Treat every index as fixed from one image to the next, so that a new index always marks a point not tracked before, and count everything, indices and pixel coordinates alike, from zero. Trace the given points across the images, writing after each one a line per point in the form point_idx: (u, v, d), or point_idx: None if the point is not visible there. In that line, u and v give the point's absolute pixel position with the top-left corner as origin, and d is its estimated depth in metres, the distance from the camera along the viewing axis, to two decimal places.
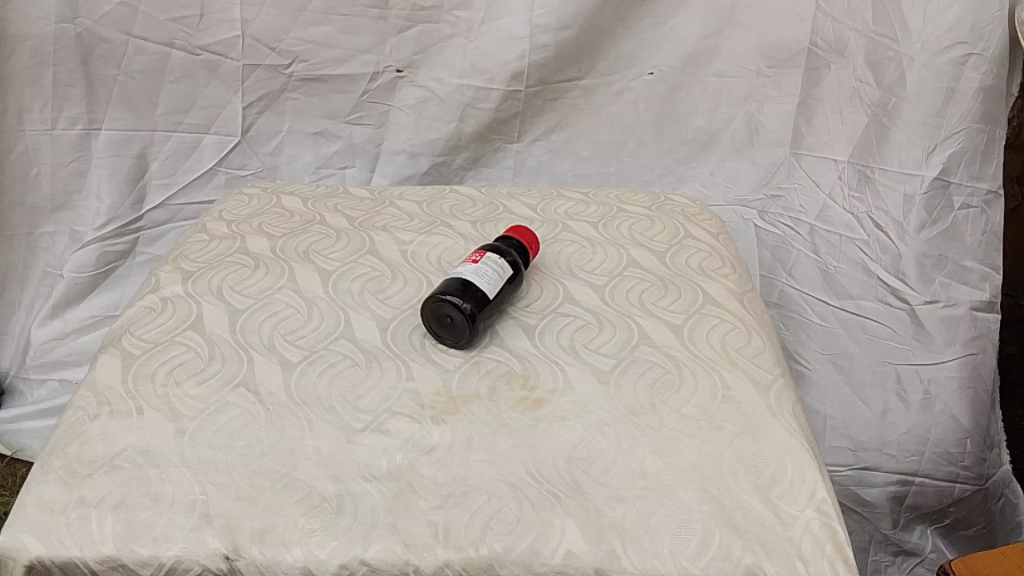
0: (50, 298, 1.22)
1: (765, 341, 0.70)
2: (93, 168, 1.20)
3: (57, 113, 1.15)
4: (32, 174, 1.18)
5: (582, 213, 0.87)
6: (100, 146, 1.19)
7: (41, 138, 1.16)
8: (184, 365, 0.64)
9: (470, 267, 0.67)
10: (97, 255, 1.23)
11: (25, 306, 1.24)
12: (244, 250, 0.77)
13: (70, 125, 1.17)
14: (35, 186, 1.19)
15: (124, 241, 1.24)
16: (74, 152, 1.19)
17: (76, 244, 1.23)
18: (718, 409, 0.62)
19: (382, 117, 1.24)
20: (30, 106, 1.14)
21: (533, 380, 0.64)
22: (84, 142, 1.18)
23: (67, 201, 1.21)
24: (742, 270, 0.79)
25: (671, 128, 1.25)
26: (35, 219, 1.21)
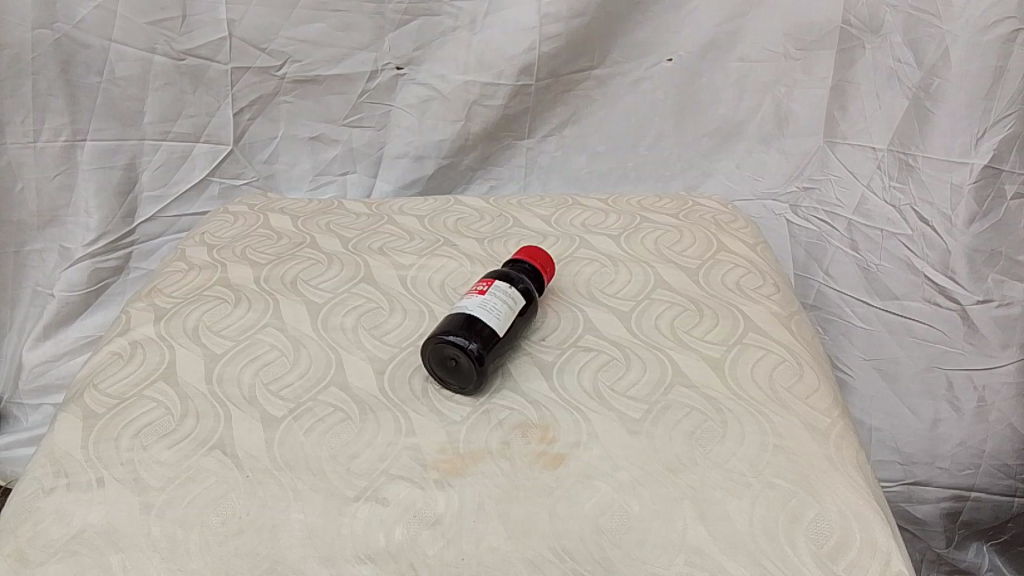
0: (40, 321, 1.16)
1: (819, 374, 0.60)
2: (79, 182, 1.12)
3: (40, 124, 1.07)
4: (17, 190, 1.10)
5: (602, 223, 0.79)
6: (85, 158, 1.11)
7: (25, 151, 1.08)
8: (152, 425, 0.56)
9: (477, 300, 0.58)
10: (88, 274, 1.15)
11: (17, 328, 1.17)
12: (225, 281, 0.69)
13: (53, 137, 1.08)
14: (21, 202, 1.11)
15: (117, 257, 1.17)
16: (58, 165, 1.10)
17: (65, 261, 1.15)
18: (770, 463, 0.53)
19: (383, 118, 1.16)
20: (11, 119, 1.06)
21: (552, 431, 0.55)
22: (69, 154, 1.10)
23: (55, 217, 1.13)
24: (785, 286, 0.70)
25: (693, 119, 1.15)
26: (22, 236, 1.13)
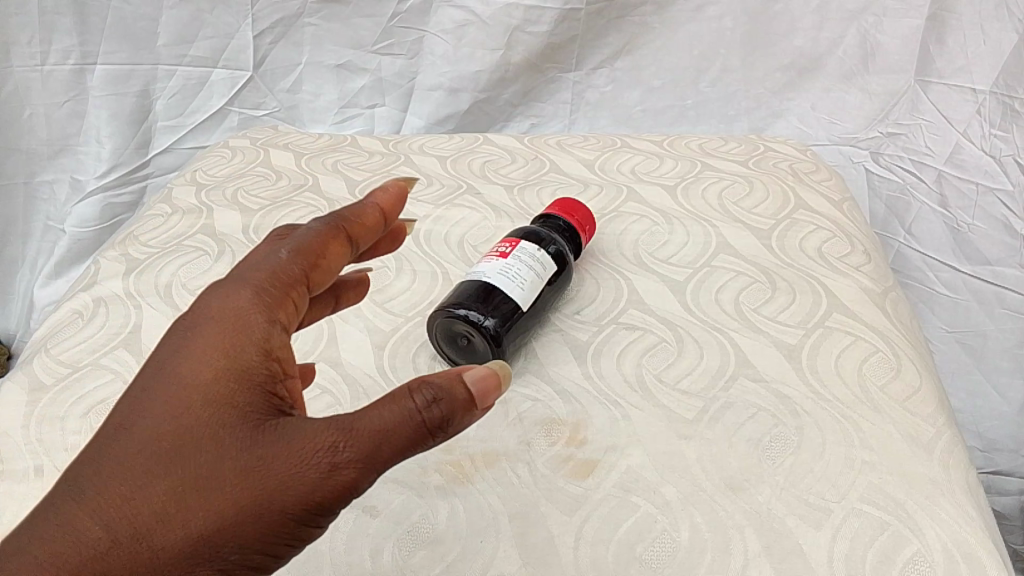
0: (52, 256, 1.02)
1: (920, 370, 0.49)
2: (90, 110, 0.98)
3: (46, 46, 0.93)
4: (25, 117, 0.96)
5: (655, 170, 0.67)
6: (96, 83, 0.97)
7: (31, 75, 0.94)
8: (107, 403, 0.46)
9: (496, 265, 0.47)
10: (102, 208, 1.01)
11: (28, 263, 1.03)
12: (209, 230, 0.59)
13: (62, 60, 0.94)
14: (29, 129, 0.97)
15: (132, 190, 1.02)
16: (69, 90, 0.96)
17: (77, 194, 1.02)
18: (856, 484, 0.42)
19: (415, 45, 1.01)
20: (16, 38, 0.91)
21: (582, 430, 0.45)
22: (78, 80, 0.96)
23: (66, 146, 1.00)
24: (877, 255, 0.58)
25: (763, 51, 1.00)
26: (31, 166, 0.99)
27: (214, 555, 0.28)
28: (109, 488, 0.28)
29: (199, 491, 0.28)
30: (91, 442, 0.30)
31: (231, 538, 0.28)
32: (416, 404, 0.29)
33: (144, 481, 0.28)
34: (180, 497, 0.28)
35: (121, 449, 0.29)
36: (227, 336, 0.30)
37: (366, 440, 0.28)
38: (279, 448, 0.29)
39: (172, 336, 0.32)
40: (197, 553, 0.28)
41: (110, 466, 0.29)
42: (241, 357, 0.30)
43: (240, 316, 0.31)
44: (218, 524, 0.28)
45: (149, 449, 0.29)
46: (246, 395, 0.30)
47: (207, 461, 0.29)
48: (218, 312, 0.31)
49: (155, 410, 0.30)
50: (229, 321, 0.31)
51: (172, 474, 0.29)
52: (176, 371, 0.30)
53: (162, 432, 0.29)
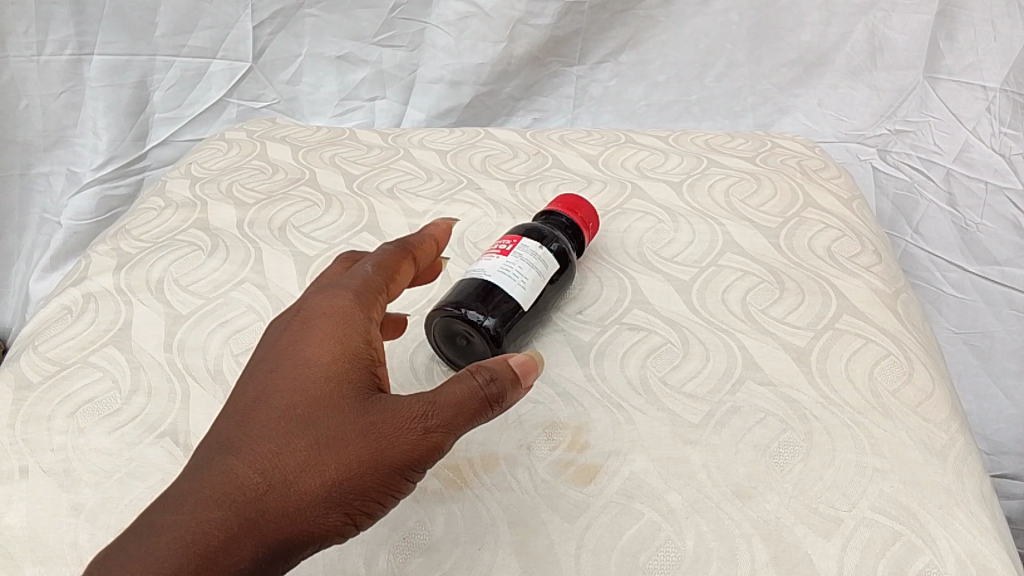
0: (48, 249, 1.00)
1: (933, 375, 0.47)
2: (87, 102, 0.97)
3: (43, 36, 0.91)
4: (21, 108, 0.94)
5: (661, 166, 0.65)
6: (93, 74, 0.95)
7: (27, 66, 0.92)
8: (93, 402, 0.45)
9: (496, 263, 0.46)
10: (98, 202, 1.00)
11: (25, 257, 1.01)
12: (204, 224, 0.58)
13: (58, 50, 0.93)
14: (26, 121, 0.96)
15: (128, 183, 1.01)
16: (66, 81, 0.95)
17: (73, 186, 1.00)
18: (867, 493, 0.41)
19: (417, 37, 1.00)
20: (12, 28, 0.90)
21: (584, 434, 0.43)
22: (75, 70, 0.95)
23: (63, 138, 0.98)
24: (888, 255, 0.56)
25: (770, 46, 0.98)
26: (28, 158, 0.98)
27: (342, 503, 0.33)
28: (255, 447, 0.33)
29: (328, 449, 0.33)
30: (231, 415, 0.35)
31: (355, 487, 0.33)
32: (477, 381, 0.35)
33: (282, 440, 0.34)
34: (314, 454, 0.33)
35: (259, 418, 0.34)
36: (339, 327, 0.37)
37: (449, 407, 0.34)
38: (386, 416, 0.34)
39: (287, 331, 0.38)
40: (329, 500, 0.33)
41: (252, 432, 0.34)
42: (353, 342, 0.36)
43: (349, 312, 0.37)
44: (345, 476, 0.33)
45: (281, 419, 0.34)
46: (358, 373, 0.36)
47: (332, 425, 0.34)
48: (331, 310, 0.38)
49: (284, 388, 0.35)
50: (339, 315, 0.37)
51: (306, 435, 0.34)
52: (299, 355, 0.36)
53: (291, 404, 0.34)
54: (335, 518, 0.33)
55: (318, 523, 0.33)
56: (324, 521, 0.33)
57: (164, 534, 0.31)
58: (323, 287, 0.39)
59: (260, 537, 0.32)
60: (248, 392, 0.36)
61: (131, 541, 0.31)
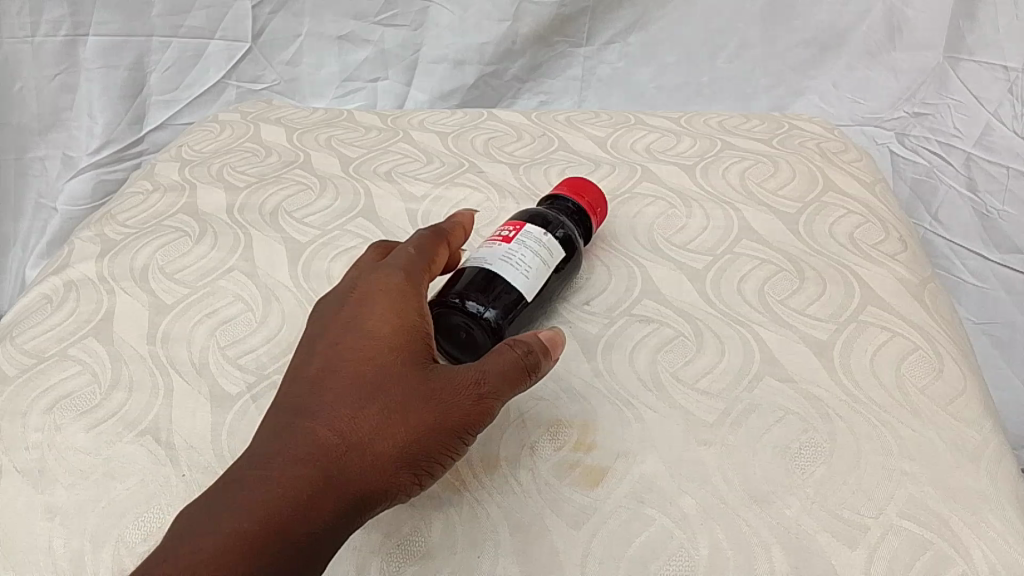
0: (45, 235, 0.97)
1: (963, 370, 0.44)
2: (82, 84, 0.93)
3: (36, 16, 0.87)
4: (15, 90, 0.90)
5: (672, 148, 0.62)
6: (88, 56, 0.91)
7: (21, 47, 0.88)
8: (71, 398, 0.43)
9: (497, 251, 0.43)
10: (91, 186, 0.97)
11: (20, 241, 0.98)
12: (192, 209, 0.55)
13: (52, 31, 0.88)
14: (20, 104, 0.91)
15: (125, 167, 0.98)
16: (60, 63, 0.91)
17: (68, 170, 0.97)
18: (895, 498, 0.38)
19: (420, 15, 0.96)
20: (5, 7, 0.85)
21: (592, 433, 0.41)
22: (69, 52, 0.90)
23: (58, 121, 0.94)
24: (913, 241, 0.53)
25: (785, 26, 0.94)
26: (22, 141, 0.93)
27: (412, 463, 0.34)
28: (327, 413, 0.34)
29: (397, 412, 0.34)
30: (299, 383, 0.36)
31: (424, 449, 0.35)
32: (517, 352, 0.37)
33: (354, 403, 0.35)
34: (384, 417, 0.34)
35: (327, 387, 0.35)
36: (395, 301, 0.38)
37: (499, 373, 0.36)
38: (445, 381, 0.35)
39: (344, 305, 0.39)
40: (400, 460, 0.34)
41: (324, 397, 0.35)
42: (409, 314, 0.37)
43: (403, 286, 0.39)
44: (413, 437, 0.34)
45: (350, 383, 0.35)
46: (416, 343, 0.37)
47: (399, 390, 0.35)
48: (384, 286, 0.39)
49: (349, 355, 0.36)
50: (393, 291, 0.38)
51: (375, 400, 0.35)
52: (361, 326, 0.37)
53: (358, 371, 0.36)
54: (406, 478, 0.34)
55: (390, 482, 0.34)
56: (395, 481, 0.34)
57: (251, 494, 0.31)
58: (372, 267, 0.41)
59: (341, 495, 0.33)
60: (311, 365, 0.37)
61: (219, 502, 0.31)
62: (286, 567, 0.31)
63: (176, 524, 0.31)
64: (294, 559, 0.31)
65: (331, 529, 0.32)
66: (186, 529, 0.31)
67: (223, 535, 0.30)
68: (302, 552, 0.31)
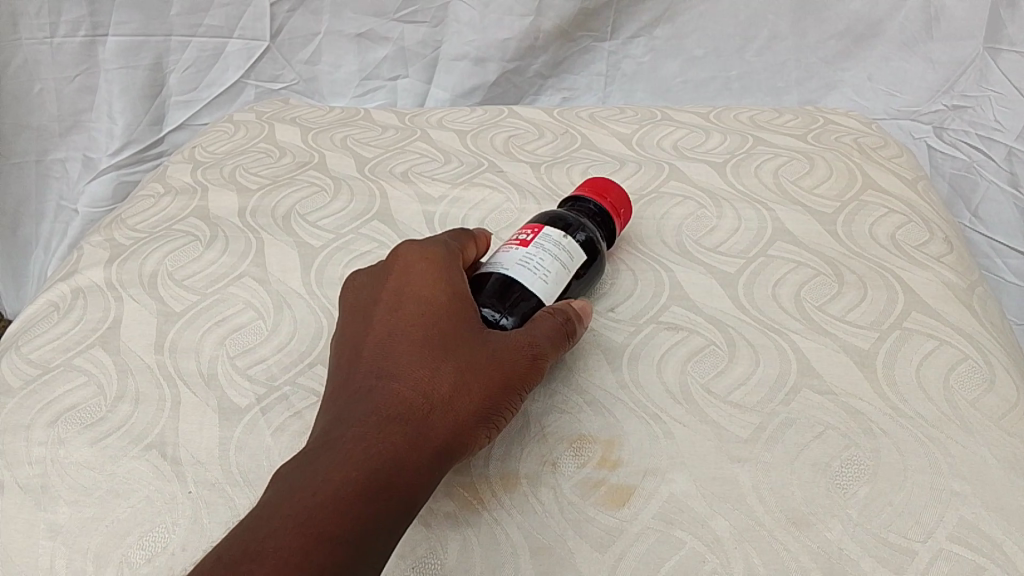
0: (65, 239, 0.96)
1: (1016, 382, 0.41)
2: (102, 84, 0.92)
3: (55, 17, 0.86)
4: (35, 92, 0.89)
5: (701, 146, 0.60)
6: (107, 56, 0.90)
7: (40, 48, 0.87)
8: (77, 410, 0.41)
9: (514, 256, 0.40)
10: (114, 187, 0.96)
11: (42, 244, 0.97)
12: (203, 213, 0.54)
13: (72, 32, 0.87)
14: (40, 106, 0.91)
15: (144, 170, 0.96)
16: (79, 64, 0.90)
17: (89, 172, 0.96)
18: (945, 521, 0.35)
19: (440, 12, 0.94)
20: (23, 8, 0.84)
21: (618, 449, 0.38)
22: (89, 52, 0.89)
23: (78, 122, 0.93)
24: (958, 242, 0.50)
25: (818, 17, 0.91)
26: (42, 144, 0.93)
27: (486, 419, 0.34)
28: (400, 375, 0.34)
29: (469, 369, 0.34)
30: (367, 351, 0.36)
31: (497, 405, 0.35)
32: (558, 319, 0.37)
33: (429, 363, 0.34)
34: (457, 375, 0.34)
35: (395, 351, 0.35)
36: (444, 270, 0.38)
37: (547, 336, 0.37)
38: (507, 340, 0.36)
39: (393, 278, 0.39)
40: (478, 416, 0.34)
41: (398, 360, 0.35)
42: (459, 282, 0.38)
43: (447, 258, 0.39)
44: (486, 393, 0.34)
45: (420, 346, 0.35)
46: (472, 307, 0.37)
47: (465, 349, 0.35)
48: (431, 257, 0.39)
49: (412, 321, 0.36)
50: (440, 260, 0.39)
51: (445, 359, 0.35)
52: (417, 294, 0.37)
53: (425, 334, 0.35)
54: (483, 434, 0.34)
55: (471, 437, 0.34)
56: (474, 437, 0.34)
57: (347, 452, 0.31)
58: (410, 243, 0.41)
59: (430, 450, 0.32)
60: (372, 333, 0.36)
61: (314, 462, 0.31)
62: (387, 521, 0.30)
63: (271, 488, 0.31)
64: (395, 513, 0.30)
65: (425, 483, 0.32)
66: (284, 490, 0.30)
67: (334, 489, 0.29)
68: (400, 507, 0.31)
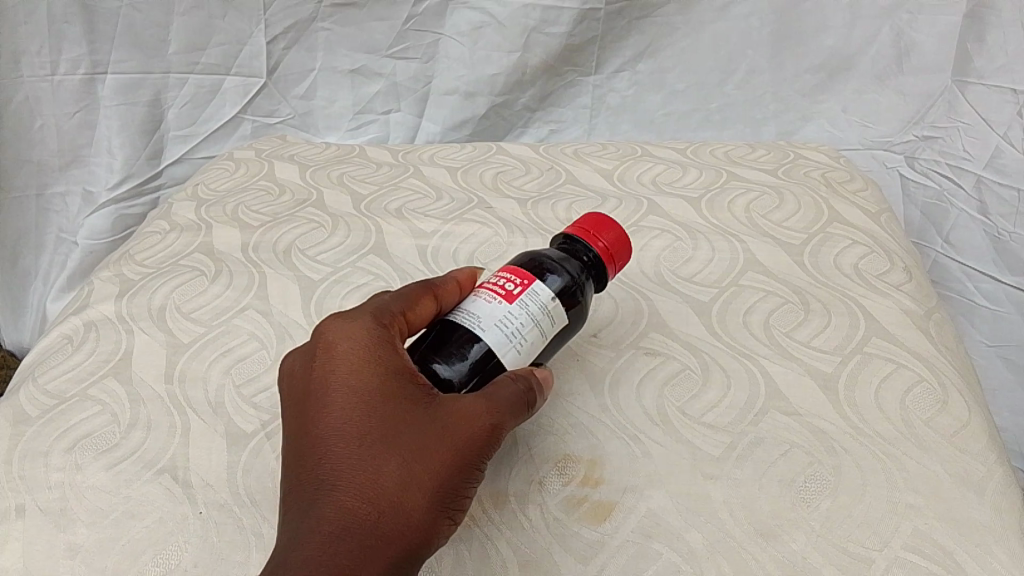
0: (64, 269, 0.99)
1: (969, 403, 0.44)
2: (101, 121, 0.95)
3: (56, 57, 0.89)
4: (36, 128, 0.92)
5: (678, 181, 0.63)
6: (107, 93, 0.93)
7: (40, 86, 0.90)
8: (92, 438, 0.44)
9: (497, 310, 0.36)
10: (113, 220, 0.98)
11: (42, 275, 0.99)
12: (207, 249, 0.56)
13: (71, 70, 0.90)
14: (39, 141, 0.93)
15: (143, 203, 0.99)
16: (79, 101, 0.93)
17: (89, 206, 0.98)
18: (900, 532, 0.38)
19: (431, 48, 0.97)
20: (25, 48, 0.87)
21: (600, 469, 0.41)
22: (88, 90, 0.92)
23: (77, 157, 0.96)
24: (918, 272, 0.54)
25: (793, 52, 0.95)
26: (43, 178, 0.96)
27: (443, 509, 0.33)
28: (340, 482, 0.32)
29: (416, 462, 0.33)
30: (305, 456, 0.33)
31: (451, 491, 0.33)
32: (519, 385, 0.35)
33: (372, 462, 0.32)
34: (403, 471, 0.32)
35: (332, 452, 0.33)
36: (373, 349, 0.35)
37: (507, 406, 0.35)
38: (456, 418, 0.34)
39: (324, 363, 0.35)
40: (431, 508, 0.33)
41: (338, 463, 0.32)
42: (394, 362, 0.35)
43: (378, 336, 0.36)
44: (439, 484, 0.33)
45: (362, 442, 0.33)
46: (414, 386, 0.34)
47: (409, 440, 0.33)
48: (362, 338, 0.36)
49: (349, 413, 0.34)
50: (370, 338, 0.36)
51: (388, 455, 0.32)
52: (351, 380, 0.34)
53: (364, 428, 0.33)
54: (441, 523, 0.33)
55: (426, 531, 0.32)
56: (431, 528, 0.33)
57: None
58: (337, 318, 0.37)
59: (383, 558, 0.31)
60: (308, 431, 0.34)
61: None
62: None
63: None
64: None
65: None
66: None
67: None
68: None
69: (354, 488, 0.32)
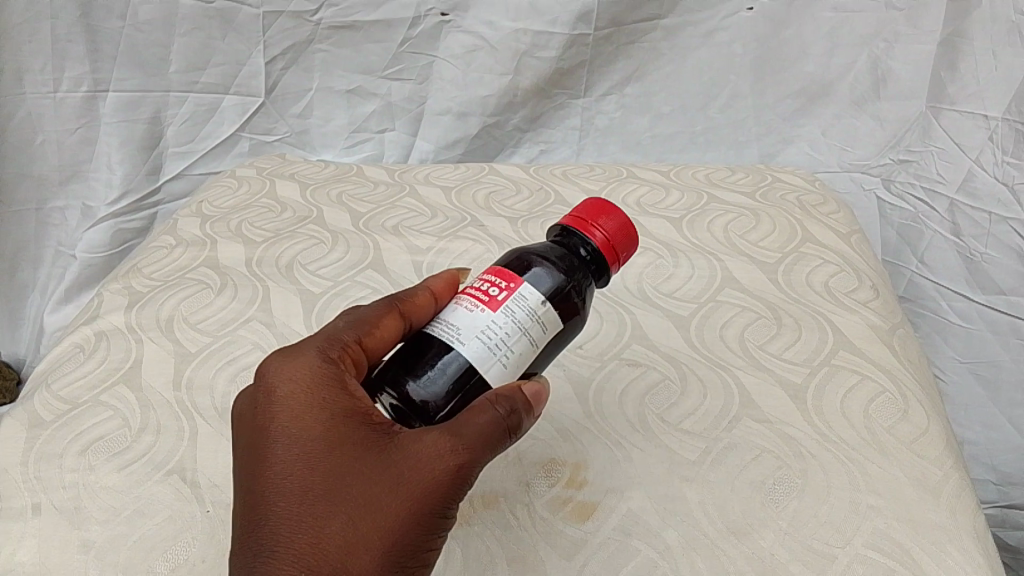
0: (61, 283, 1.00)
1: (929, 412, 0.47)
2: (102, 138, 0.97)
3: (59, 74, 0.92)
4: (38, 143, 0.95)
5: (661, 202, 0.66)
6: (108, 110, 0.96)
7: (43, 103, 0.93)
8: (104, 441, 0.46)
9: (479, 320, 0.35)
10: (111, 234, 1.00)
11: (38, 287, 1.02)
12: (212, 263, 0.59)
13: (74, 87, 0.93)
14: (41, 156, 0.96)
15: (142, 217, 1.02)
16: (81, 117, 0.95)
17: (88, 220, 1.01)
18: (861, 531, 0.41)
19: (425, 70, 1.01)
20: (29, 65, 0.90)
21: (584, 472, 0.44)
22: (90, 106, 0.95)
23: (77, 171, 0.98)
24: (886, 290, 0.57)
25: (774, 78, 0.98)
26: (44, 193, 0.98)
27: (399, 559, 0.32)
28: (283, 545, 0.32)
29: (362, 518, 0.32)
30: (253, 515, 0.33)
31: (406, 543, 0.32)
32: (499, 412, 0.33)
33: (316, 523, 0.32)
34: (347, 530, 0.32)
35: (277, 511, 0.32)
36: (320, 397, 0.34)
37: (473, 444, 0.33)
38: (411, 464, 0.33)
39: (271, 413, 0.35)
40: (383, 562, 0.32)
41: (283, 524, 0.32)
42: (340, 407, 0.34)
43: (324, 380, 0.35)
44: (389, 539, 0.32)
45: (308, 500, 0.32)
46: (365, 434, 0.33)
47: (356, 496, 0.32)
48: (307, 385, 0.35)
49: (294, 470, 0.33)
50: (314, 380, 0.35)
51: (334, 515, 0.32)
52: (297, 433, 0.34)
53: (309, 486, 0.33)
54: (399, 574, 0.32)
55: None
56: None
57: None
58: (285, 361, 0.36)
59: None
60: (256, 487, 0.34)
61: None
62: None
63: None
64: None
65: None
66: None
67: None
68: None
69: (299, 549, 0.31)
